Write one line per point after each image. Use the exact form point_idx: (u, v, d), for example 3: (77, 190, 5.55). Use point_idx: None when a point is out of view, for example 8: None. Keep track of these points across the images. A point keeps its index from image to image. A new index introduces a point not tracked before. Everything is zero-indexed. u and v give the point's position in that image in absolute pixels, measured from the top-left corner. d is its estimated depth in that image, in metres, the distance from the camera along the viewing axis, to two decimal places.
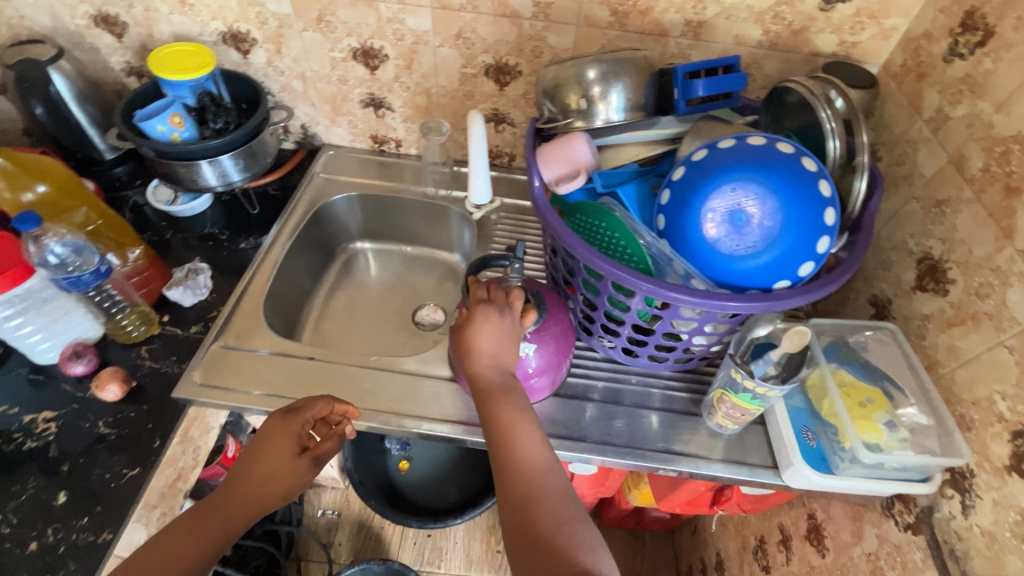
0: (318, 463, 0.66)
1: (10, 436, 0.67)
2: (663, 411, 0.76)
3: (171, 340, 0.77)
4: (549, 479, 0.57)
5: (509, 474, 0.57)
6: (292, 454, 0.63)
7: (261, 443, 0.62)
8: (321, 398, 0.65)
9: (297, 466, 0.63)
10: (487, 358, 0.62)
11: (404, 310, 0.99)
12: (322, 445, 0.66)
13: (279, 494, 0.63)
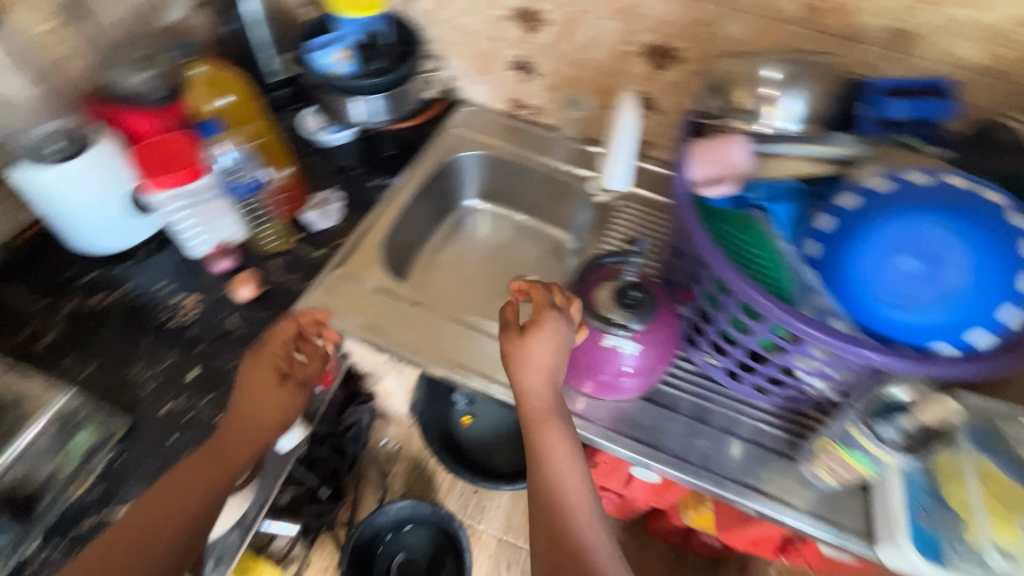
0: (304, 386, 0.68)
1: (162, 311, 0.77)
2: (753, 445, 0.71)
3: (300, 258, 0.84)
4: (596, 526, 0.58)
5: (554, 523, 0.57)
6: (274, 383, 0.66)
7: (253, 369, 0.65)
8: (285, 322, 0.69)
9: (284, 392, 0.66)
10: (543, 366, 0.61)
11: (505, 276, 1.01)
12: (305, 365, 0.69)
13: (278, 418, 0.66)
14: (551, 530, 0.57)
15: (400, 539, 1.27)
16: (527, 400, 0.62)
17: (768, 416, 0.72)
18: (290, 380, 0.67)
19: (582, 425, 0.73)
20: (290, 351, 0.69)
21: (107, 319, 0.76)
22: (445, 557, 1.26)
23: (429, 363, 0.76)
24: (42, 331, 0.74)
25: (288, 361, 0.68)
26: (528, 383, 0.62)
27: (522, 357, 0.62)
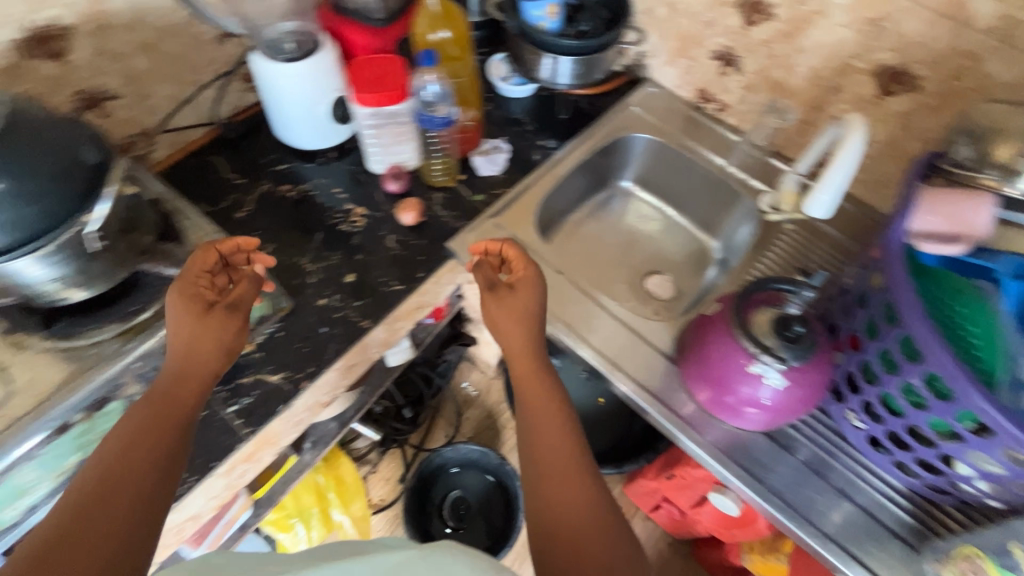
0: (236, 308, 0.62)
1: (333, 214, 0.84)
2: (873, 519, 0.65)
3: (459, 197, 0.87)
4: (590, 495, 0.56)
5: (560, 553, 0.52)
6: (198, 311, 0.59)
7: (178, 308, 0.58)
8: (201, 249, 0.63)
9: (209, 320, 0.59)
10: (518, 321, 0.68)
11: (640, 267, 0.99)
12: (235, 288, 0.64)
13: (218, 348, 0.59)
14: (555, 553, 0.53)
15: (463, 481, 1.33)
16: (517, 362, 0.67)
17: (897, 496, 0.66)
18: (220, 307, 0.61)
19: (691, 436, 0.71)
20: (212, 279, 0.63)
21: (289, 209, 0.84)
22: (498, 513, 1.29)
23: (557, 331, 0.78)
24: (239, 206, 0.83)
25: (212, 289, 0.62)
26: (513, 340, 0.67)
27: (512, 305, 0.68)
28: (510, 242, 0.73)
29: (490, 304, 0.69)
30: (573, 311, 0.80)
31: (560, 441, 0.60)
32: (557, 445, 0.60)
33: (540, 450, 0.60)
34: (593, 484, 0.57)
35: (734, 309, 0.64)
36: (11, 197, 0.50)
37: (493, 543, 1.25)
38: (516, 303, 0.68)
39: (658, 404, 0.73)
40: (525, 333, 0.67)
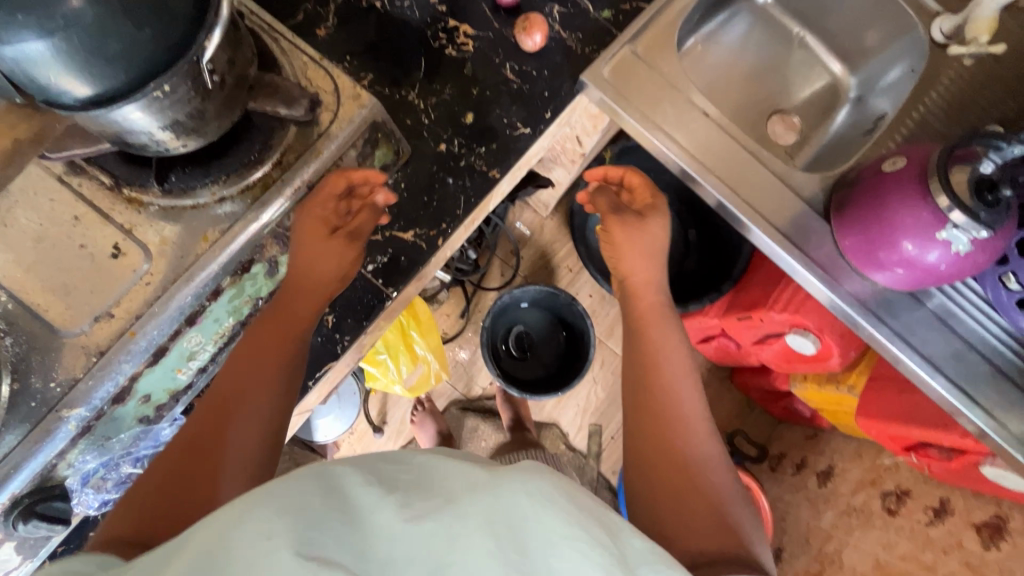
0: (355, 237, 0.60)
1: (435, 33, 0.69)
2: (991, 367, 0.69)
3: (582, 14, 0.71)
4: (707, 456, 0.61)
5: (676, 503, 0.57)
6: (323, 233, 0.58)
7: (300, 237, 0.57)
8: (333, 175, 0.57)
9: (332, 244, 0.58)
10: (642, 256, 0.75)
11: (765, 105, 0.87)
12: (356, 215, 0.61)
13: (335, 274, 0.59)
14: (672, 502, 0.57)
15: (534, 318, 1.40)
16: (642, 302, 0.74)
17: (1014, 343, 0.69)
18: (340, 232, 0.60)
19: (828, 284, 0.70)
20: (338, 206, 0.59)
21: (383, 25, 0.68)
22: (559, 351, 1.38)
23: (700, 178, 0.71)
24: (319, 22, 0.67)
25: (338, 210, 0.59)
26: (637, 273, 0.75)
27: (637, 234, 0.76)
28: (632, 169, 0.78)
29: (621, 228, 0.76)
30: (717, 157, 0.71)
31: (677, 383, 0.65)
32: (681, 402, 0.64)
33: (663, 388, 0.65)
34: (710, 448, 0.62)
35: (934, 166, 0.58)
36: (125, 13, 0.37)
37: (545, 375, 1.37)
38: (646, 237, 0.75)
39: (800, 255, 0.70)
40: (648, 269, 0.75)
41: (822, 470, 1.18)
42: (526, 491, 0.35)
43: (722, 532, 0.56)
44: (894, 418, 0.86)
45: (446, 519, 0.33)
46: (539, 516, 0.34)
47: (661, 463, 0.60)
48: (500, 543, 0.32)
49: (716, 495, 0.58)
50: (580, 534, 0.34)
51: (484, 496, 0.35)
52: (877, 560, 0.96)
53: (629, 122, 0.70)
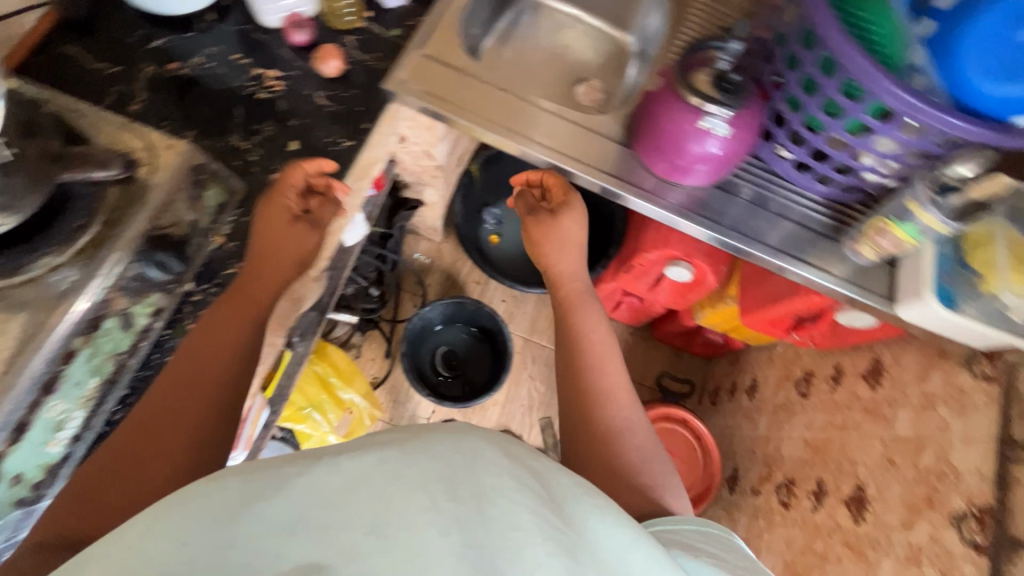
0: (316, 226, 0.71)
1: (244, 82, 0.75)
2: (802, 229, 0.80)
3: (374, 37, 0.80)
4: (633, 422, 0.73)
5: (604, 463, 0.70)
6: (288, 222, 0.68)
7: (260, 248, 0.66)
8: (293, 166, 0.68)
9: (297, 229, 0.69)
10: (559, 248, 0.85)
11: (569, 78, 0.99)
12: (317, 206, 0.71)
13: (296, 259, 0.69)
14: (604, 464, 0.70)
15: (459, 336, 1.44)
16: (565, 288, 0.84)
17: (818, 204, 0.80)
18: (303, 220, 0.70)
19: (651, 201, 0.80)
20: (300, 198, 0.70)
21: (193, 87, 0.74)
22: (488, 361, 1.43)
23: (521, 144, 0.79)
24: (129, 97, 0.72)
25: (295, 201, 0.68)
26: (559, 261, 0.84)
27: (553, 234, 0.85)
28: (549, 171, 0.86)
29: (540, 229, 0.85)
30: (525, 123, 0.80)
31: (598, 357, 0.76)
32: (607, 376, 0.76)
33: (583, 362, 0.76)
34: (630, 413, 0.73)
35: (678, 73, 0.70)
36: None
37: (478, 388, 1.40)
38: (560, 231, 0.85)
39: (621, 183, 0.80)
40: (575, 261, 0.85)
41: (750, 386, 1.30)
42: (458, 450, 0.38)
43: (627, 484, 0.68)
44: (768, 303, 0.95)
45: (379, 485, 0.35)
46: (471, 469, 0.37)
47: (586, 431, 0.72)
48: (436, 497, 0.34)
49: (634, 455, 0.71)
50: (509, 478, 0.37)
51: (410, 459, 0.37)
52: (805, 439, 1.04)
53: (480, 132, 0.78)
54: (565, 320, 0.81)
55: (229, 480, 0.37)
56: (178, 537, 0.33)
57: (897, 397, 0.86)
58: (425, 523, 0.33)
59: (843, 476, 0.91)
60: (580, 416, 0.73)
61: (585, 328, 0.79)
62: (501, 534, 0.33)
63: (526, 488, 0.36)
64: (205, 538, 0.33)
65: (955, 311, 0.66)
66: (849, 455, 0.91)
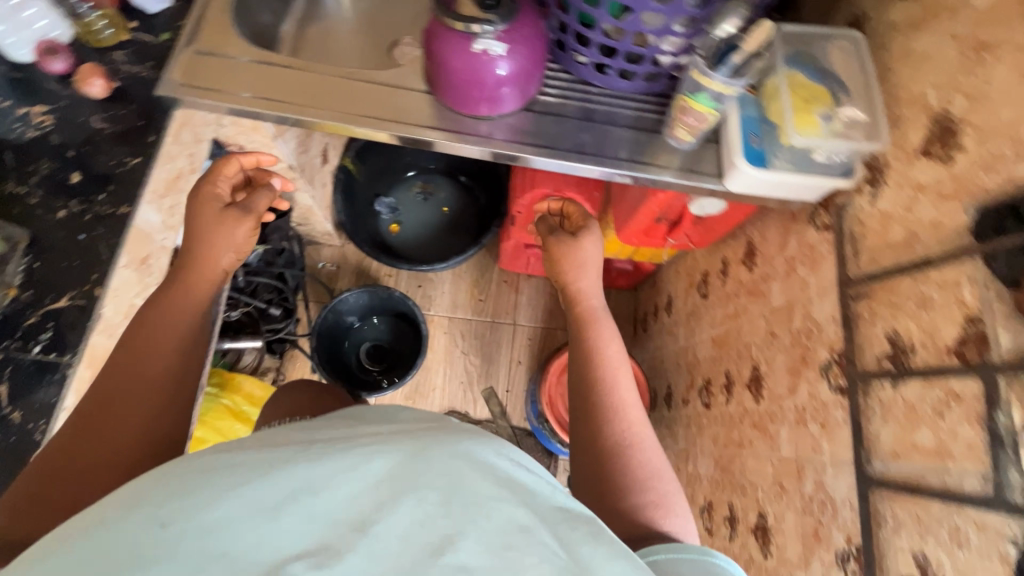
0: (246, 211, 0.69)
1: (10, 126, 0.71)
2: (632, 130, 0.78)
3: (143, 47, 0.76)
4: (646, 445, 0.68)
5: (610, 489, 0.65)
6: (218, 210, 0.68)
7: (190, 253, 0.65)
8: (224, 159, 0.72)
9: (224, 219, 0.67)
10: (576, 266, 0.78)
11: (383, 40, 0.96)
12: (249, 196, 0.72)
13: (228, 246, 0.67)
14: (609, 488, 0.65)
15: (382, 327, 1.44)
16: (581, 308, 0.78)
17: (638, 102, 0.79)
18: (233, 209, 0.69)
19: (478, 143, 0.77)
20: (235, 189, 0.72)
21: None
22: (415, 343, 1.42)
23: (322, 117, 0.75)
24: None
25: (225, 190, 0.70)
26: (578, 279, 0.78)
27: (574, 255, 0.79)
28: (569, 201, 0.84)
29: (557, 246, 0.79)
30: (326, 95, 0.77)
31: (612, 372, 0.72)
32: (622, 392, 0.71)
33: (594, 381, 0.71)
34: (645, 432, 0.69)
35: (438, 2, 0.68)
36: None
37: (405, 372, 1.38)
38: (580, 251, 0.78)
39: (441, 132, 0.77)
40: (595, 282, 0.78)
41: (667, 303, 1.30)
42: (466, 460, 0.44)
43: (620, 510, 0.64)
44: (633, 214, 0.94)
45: (399, 482, 0.41)
46: (477, 478, 0.42)
47: (592, 448, 0.68)
48: (444, 504, 0.40)
49: (642, 476, 0.66)
50: (508, 489, 0.43)
51: (411, 460, 0.43)
52: (711, 338, 1.04)
53: (279, 116, 0.75)
54: (578, 332, 0.76)
55: (217, 474, 0.39)
56: (161, 520, 0.35)
57: (768, 271, 0.86)
58: (429, 518, 0.39)
59: (742, 361, 0.91)
60: (586, 437, 0.69)
61: (604, 346, 0.74)
62: (493, 551, 0.38)
63: (522, 506, 0.42)
64: (188, 528, 0.35)
65: (767, 169, 0.67)
66: (743, 339, 0.92)
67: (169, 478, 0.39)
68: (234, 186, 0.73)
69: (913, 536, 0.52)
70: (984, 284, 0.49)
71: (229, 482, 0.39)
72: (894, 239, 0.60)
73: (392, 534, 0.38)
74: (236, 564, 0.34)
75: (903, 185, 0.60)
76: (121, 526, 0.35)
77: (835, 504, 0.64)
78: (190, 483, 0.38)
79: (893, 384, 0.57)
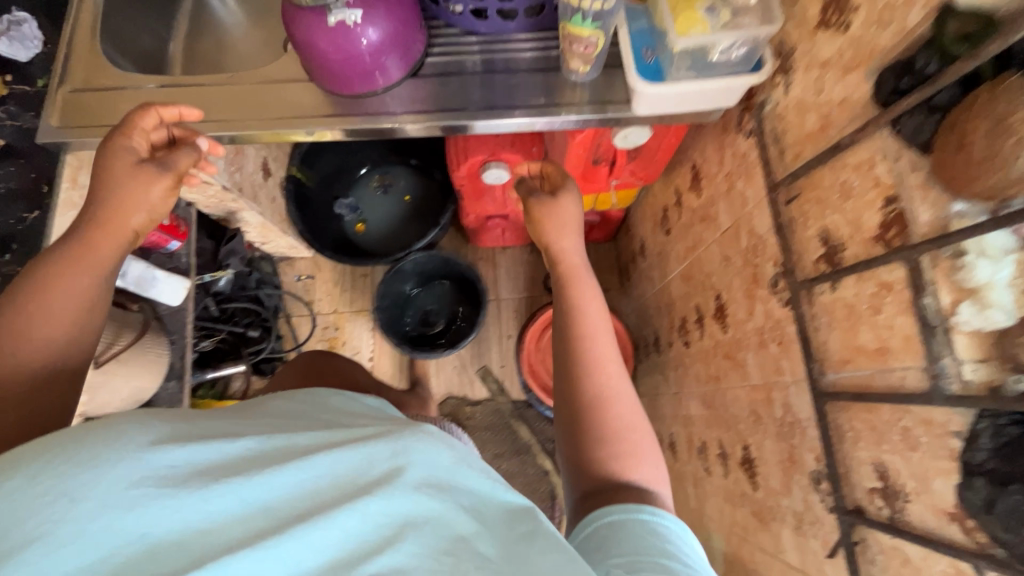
0: (168, 166, 0.59)
1: None
2: (535, 72, 0.73)
3: (24, 98, 0.75)
4: (628, 399, 0.57)
5: (580, 441, 0.56)
6: (132, 165, 0.57)
7: (91, 211, 0.55)
8: (139, 110, 0.60)
9: (139, 171, 0.57)
10: (557, 225, 0.67)
11: (275, 38, 0.93)
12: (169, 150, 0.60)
13: (142, 205, 0.57)
14: (579, 445, 0.56)
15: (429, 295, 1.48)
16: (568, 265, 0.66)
17: (533, 40, 0.74)
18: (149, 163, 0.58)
19: (380, 120, 0.72)
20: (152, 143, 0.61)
21: None
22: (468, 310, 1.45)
23: (229, 129, 0.73)
24: None
25: (142, 144, 0.59)
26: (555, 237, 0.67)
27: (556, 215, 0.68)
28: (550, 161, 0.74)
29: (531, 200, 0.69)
30: (224, 105, 0.74)
31: (594, 324, 0.61)
32: (603, 346, 0.60)
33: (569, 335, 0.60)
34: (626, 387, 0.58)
35: None
36: None
37: (451, 340, 1.44)
38: (565, 211, 0.68)
39: (337, 119, 0.73)
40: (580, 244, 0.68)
41: (641, 247, 1.24)
42: (419, 455, 0.40)
43: (586, 463, 0.55)
44: (566, 161, 0.89)
45: (346, 475, 0.37)
46: (428, 473, 0.39)
47: (566, 399, 0.59)
48: (391, 501, 0.36)
49: (615, 427, 0.56)
50: (461, 489, 0.40)
51: (355, 451, 0.39)
52: (680, 274, 0.99)
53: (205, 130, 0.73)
54: (556, 294, 0.65)
55: (141, 446, 0.33)
56: (64, 491, 0.30)
57: (712, 192, 0.80)
58: (375, 514, 0.35)
59: (707, 291, 0.86)
60: (561, 391, 0.59)
61: (588, 304, 0.62)
62: (432, 555, 0.34)
63: (470, 509, 0.38)
64: (99, 505, 0.30)
65: (667, 82, 0.61)
66: (704, 269, 0.86)
67: (84, 432, 0.33)
68: (152, 143, 0.61)
69: (870, 445, 0.48)
70: (896, 157, 0.44)
71: (151, 451, 0.33)
72: (810, 128, 0.54)
73: (330, 531, 0.33)
74: (156, 555, 0.30)
75: (810, 67, 0.54)
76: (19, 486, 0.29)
77: (801, 424, 0.60)
78: (106, 446, 0.32)
79: (831, 286, 0.52)
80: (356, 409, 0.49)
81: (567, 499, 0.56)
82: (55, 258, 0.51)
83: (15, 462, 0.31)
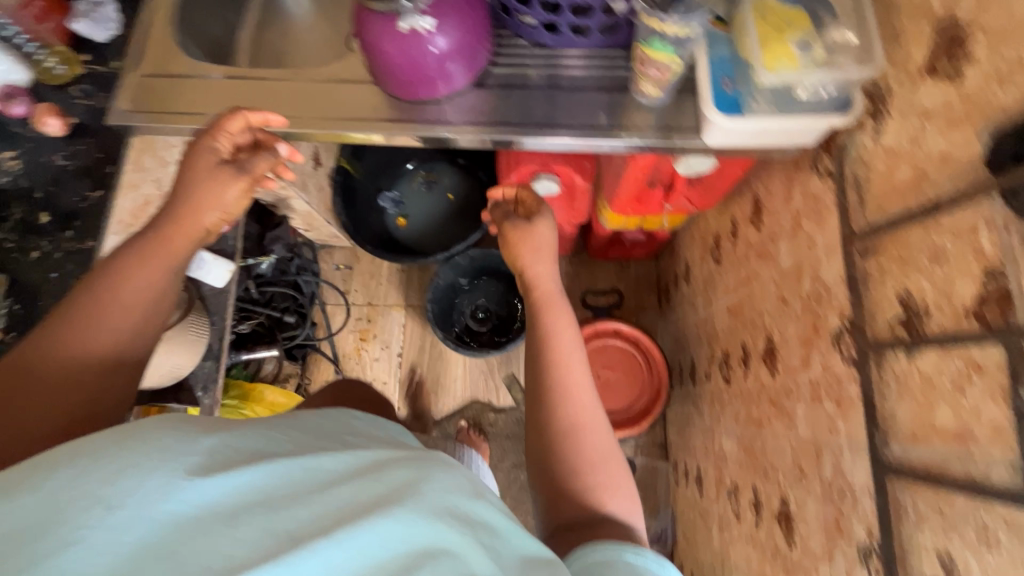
0: (248, 176, 0.58)
1: None
2: (602, 91, 0.71)
3: (98, 78, 0.77)
4: (601, 429, 0.56)
5: (556, 474, 0.54)
6: (213, 170, 0.56)
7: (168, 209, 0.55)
8: (230, 113, 0.58)
9: (222, 177, 0.56)
10: (531, 256, 0.64)
11: (339, 34, 0.93)
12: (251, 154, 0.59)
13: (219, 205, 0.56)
14: (557, 479, 0.54)
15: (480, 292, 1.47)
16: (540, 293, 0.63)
17: (602, 57, 0.72)
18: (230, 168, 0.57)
19: (438, 127, 0.71)
20: (237, 144, 0.59)
21: None
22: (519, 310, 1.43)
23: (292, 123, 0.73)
24: None
25: (226, 149, 0.58)
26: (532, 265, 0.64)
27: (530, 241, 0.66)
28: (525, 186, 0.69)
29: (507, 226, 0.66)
30: (288, 99, 0.74)
31: (565, 355, 0.58)
32: (572, 375, 0.57)
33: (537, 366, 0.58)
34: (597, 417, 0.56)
35: None
36: None
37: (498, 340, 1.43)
38: (541, 237, 0.66)
39: (397, 123, 0.72)
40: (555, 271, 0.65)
41: (685, 272, 1.20)
42: (435, 484, 0.38)
43: (561, 492, 0.54)
44: (620, 181, 0.86)
45: (368, 498, 0.35)
46: (445, 503, 0.37)
47: (536, 433, 0.56)
48: (411, 527, 0.34)
49: (588, 457, 0.54)
50: (480, 526, 0.38)
51: (370, 476, 0.37)
52: (727, 307, 0.95)
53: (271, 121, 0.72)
54: (529, 322, 0.62)
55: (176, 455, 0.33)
56: (104, 496, 0.29)
57: (774, 228, 0.76)
58: (394, 538, 0.33)
59: (756, 331, 0.82)
60: (533, 425, 0.57)
61: (557, 335, 0.60)
62: None
63: (487, 548, 0.37)
64: (135, 513, 0.29)
65: (745, 116, 0.58)
66: (756, 307, 0.82)
67: (127, 438, 0.33)
68: (237, 146, 0.59)
69: (937, 532, 0.44)
70: (1004, 227, 0.40)
71: (184, 462, 0.33)
72: (901, 179, 0.50)
73: (347, 551, 0.31)
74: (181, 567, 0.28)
75: (908, 113, 0.50)
76: (50, 491, 0.29)
77: (854, 491, 0.56)
78: (145, 453, 0.32)
79: (907, 353, 0.48)
80: (372, 431, 0.48)
81: (539, 528, 0.56)
82: (139, 245, 0.53)
83: (50, 468, 0.30)
